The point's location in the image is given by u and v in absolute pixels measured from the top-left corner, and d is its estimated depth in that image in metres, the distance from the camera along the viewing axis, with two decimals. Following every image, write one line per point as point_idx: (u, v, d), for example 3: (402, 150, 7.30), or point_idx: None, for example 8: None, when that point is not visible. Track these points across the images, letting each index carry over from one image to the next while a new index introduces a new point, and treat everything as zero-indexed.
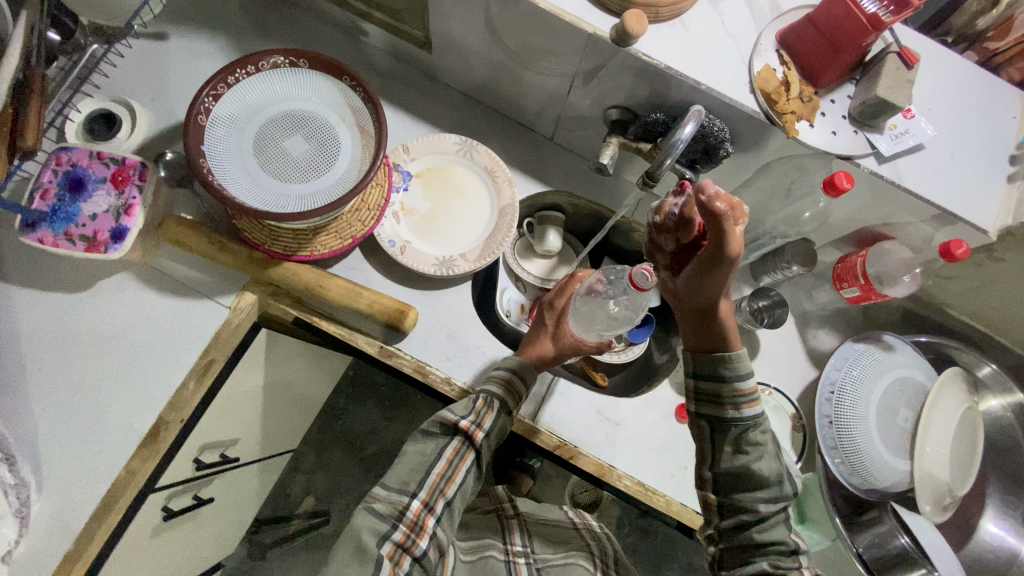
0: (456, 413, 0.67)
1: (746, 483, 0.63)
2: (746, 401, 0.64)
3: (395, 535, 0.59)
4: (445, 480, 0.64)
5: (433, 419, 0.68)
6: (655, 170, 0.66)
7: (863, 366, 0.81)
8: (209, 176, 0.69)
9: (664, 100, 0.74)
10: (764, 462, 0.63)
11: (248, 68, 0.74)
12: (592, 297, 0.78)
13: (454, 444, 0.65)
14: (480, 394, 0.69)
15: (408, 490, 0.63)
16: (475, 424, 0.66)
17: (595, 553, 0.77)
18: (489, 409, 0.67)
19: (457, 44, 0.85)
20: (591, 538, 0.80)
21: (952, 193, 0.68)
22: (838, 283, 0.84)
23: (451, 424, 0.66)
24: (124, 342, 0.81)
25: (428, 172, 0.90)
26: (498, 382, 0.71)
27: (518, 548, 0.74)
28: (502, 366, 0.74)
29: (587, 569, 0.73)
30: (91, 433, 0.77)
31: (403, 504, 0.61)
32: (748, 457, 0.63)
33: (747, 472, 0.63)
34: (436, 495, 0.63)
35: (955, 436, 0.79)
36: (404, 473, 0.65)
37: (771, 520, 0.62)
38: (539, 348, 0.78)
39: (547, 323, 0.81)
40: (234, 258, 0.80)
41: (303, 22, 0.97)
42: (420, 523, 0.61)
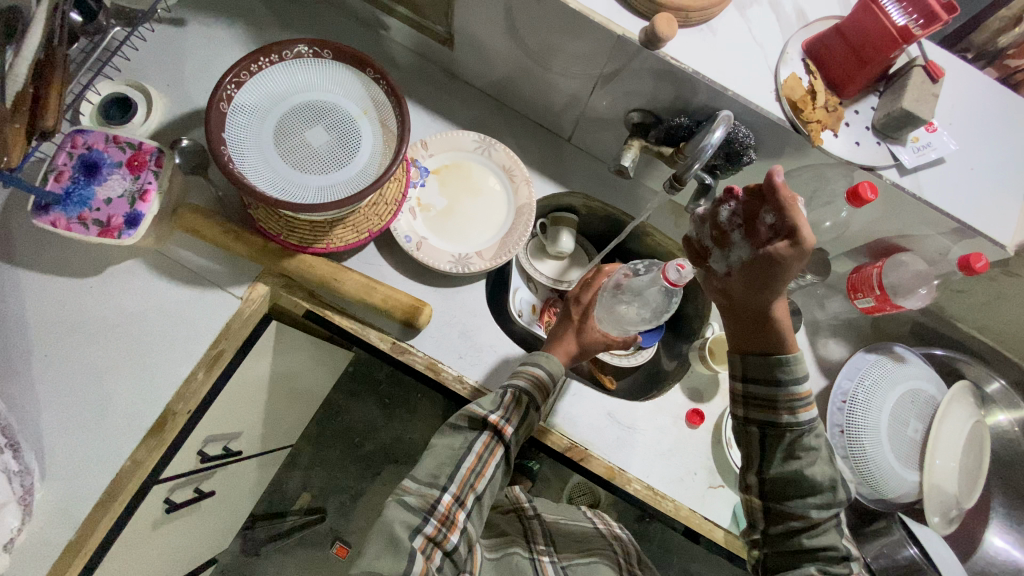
0: (484, 407, 0.66)
1: (800, 490, 0.61)
2: (802, 405, 0.62)
3: (427, 529, 0.59)
4: (475, 474, 0.63)
5: (460, 414, 0.67)
6: (681, 174, 0.67)
7: (876, 377, 0.81)
8: (229, 164, 0.68)
9: (688, 104, 0.74)
10: (818, 468, 0.61)
11: (271, 57, 0.74)
12: (619, 294, 0.78)
13: (483, 439, 0.65)
14: (508, 388, 0.67)
15: (439, 484, 0.62)
16: (504, 419, 0.65)
17: (619, 555, 0.75)
18: (517, 403, 0.66)
19: (480, 42, 0.85)
20: (613, 542, 0.78)
21: (973, 207, 0.68)
22: (853, 292, 0.84)
23: (479, 418, 0.66)
24: (133, 329, 0.79)
25: (445, 169, 0.90)
26: (525, 375, 0.69)
27: (541, 547, 0.72)
28: (535, 363, 0.71)
29: (613, 568, 0.70)
30: (97, 421, 0.75)
31: (434, 498, 0.61)
32: (802, 462, 0.61)
33: (797, 478, 0.61)
34: (467, 489, 0.62)
35: (964, 450, 0.79)
36: (433, 466, 0.64)
37: (824, 527, 0.60)
38: (569, 346, 0.77)
39: (573, 318, 0.79)
40: (248, 248, 0.79)
41: (323, 13, 0.97)
42: (451, 517, 0.60)
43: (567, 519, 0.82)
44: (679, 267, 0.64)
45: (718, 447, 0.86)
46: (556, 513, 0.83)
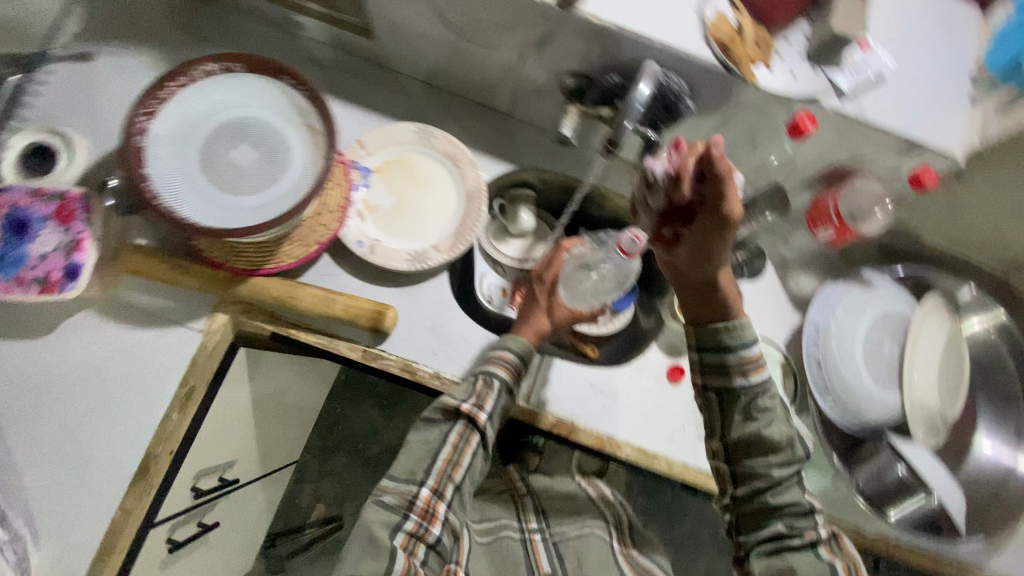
0: (457, 397, 0.65)
1: (758, 450, 0.62)
2: (753, 367, 0.63)
3: (407, 525, 0.59)
4: (453, 465, 0.63)
5: (434, 406, 0.66)
6: (616, 134, 0.64)
7: (846, 307, 0.81)
8: (156, 200, 0.66)
9: (618, 60, 0.72)
10: (774, 429, 0.62)
11: (181, 81, 0.71)
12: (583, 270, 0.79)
13: (457, 429, 0.64)
14: (480, 375, 0.66)
15: (416, 479, 0.62)
16: (477, 407, 0.64)
17: (610, 524, 0.77)
18: (490, 389, 0.65)
19: (399, 26, 0.81)
20: (605, 511, 0.79)
21: (917, 121, 0.67)
22: (813, 226, 0.83)
23: (452, 408, 0.65)
24: (98, 381, 0.78)
25: (388, 165, 0.87)
26: (498, 363, 0.68)
27: (533, 525, 0.73)
28: (504, 347, 0.70)
29: (603, 539, 0.72)
30: (80, 477, 0.75)
31: (412, 494, 0.61)
32: (758, 423, 0.62)
33: (756, 437, 0.62)
34: (444, 481, 0.62)
35: (940, 363, 0.81)
36: (410, 462, 0.64)
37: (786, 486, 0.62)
38: (539, 327, 0.75)
39: (540, 299, 0.77)
40: (198, 280, 0.77)
41: (236, 23, 0.93)
42: (431, 510, 0.61)
43: (560, 492, 0.83)
44: (633, 236, 0.65)
45: None
46: (548, 484, 0.84)
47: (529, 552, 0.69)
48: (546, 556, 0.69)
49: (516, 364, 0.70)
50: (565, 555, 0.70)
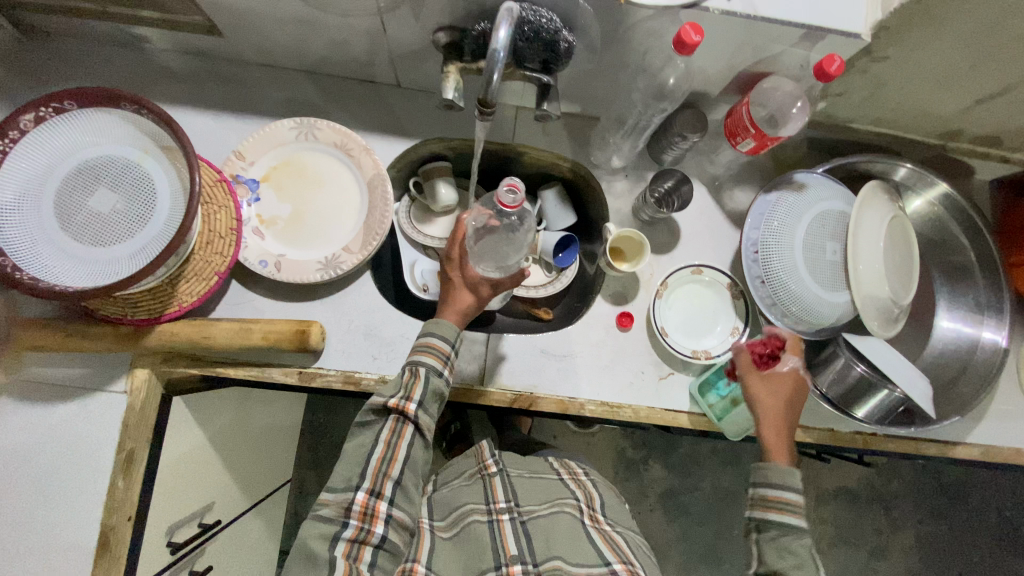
0: (385, 394, 0.65)
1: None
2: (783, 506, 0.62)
3: (348, 532, 0.61)
4: (387, 462, 0.63)
5: (364, 408, 0.66)
6: (486, 92, 0.56)
7: (781, 215, 0.77)
8: (15, 273, 0.59)
9: (484, 5, 0.65)
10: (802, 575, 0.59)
11: (10, 135, 0.63)
12: (490, 231, 0.68)
13: (388, 425, 0.64)
14: (405, 366, 0.66)
15: (353, 485, 0.63)
16: (405, 398, 0.64)
17: (582, 498, 0.76)
18: (416, 379, 0.65)
19: (244, 15, 0.73)
20: (577, 487, 0.79)
21: (813, 5, 0.61)
22: (733, 139, 0.77)
23: (381, 406, 0.65)
24: (30, 468, 0.74)
25: (275, 172, 0.81)
26: (429, 351, 0.66)
27: (502, 505, 0.73)
28: (427, 333, 0.67)
29: (574, 515, 0.72)
30: (40, 566, 0.72)
31: (349, 500, 0.62)
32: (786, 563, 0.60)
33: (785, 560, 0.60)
34: (381, 480, 0.63)
35: (886, 247, 0.76)
36: (346, 469, 0.64)
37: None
38: (463, 306, 0.70)
39: (455, 278, 0.70)
40: (101, 341, 0.72)
41: (73, 48, 0.83)
42: (371, 511, 0.62)
43: (533, 472, 0.81)
44: (512, 188, 0.57)
45: (657, 339, 0.84)
46: (520, 466, 0.83)
47: (496, 536, 0.70)
48: (514, 538, 0.70)
49: (450, 350, 0.68)
50: (534, 534, 0.71)
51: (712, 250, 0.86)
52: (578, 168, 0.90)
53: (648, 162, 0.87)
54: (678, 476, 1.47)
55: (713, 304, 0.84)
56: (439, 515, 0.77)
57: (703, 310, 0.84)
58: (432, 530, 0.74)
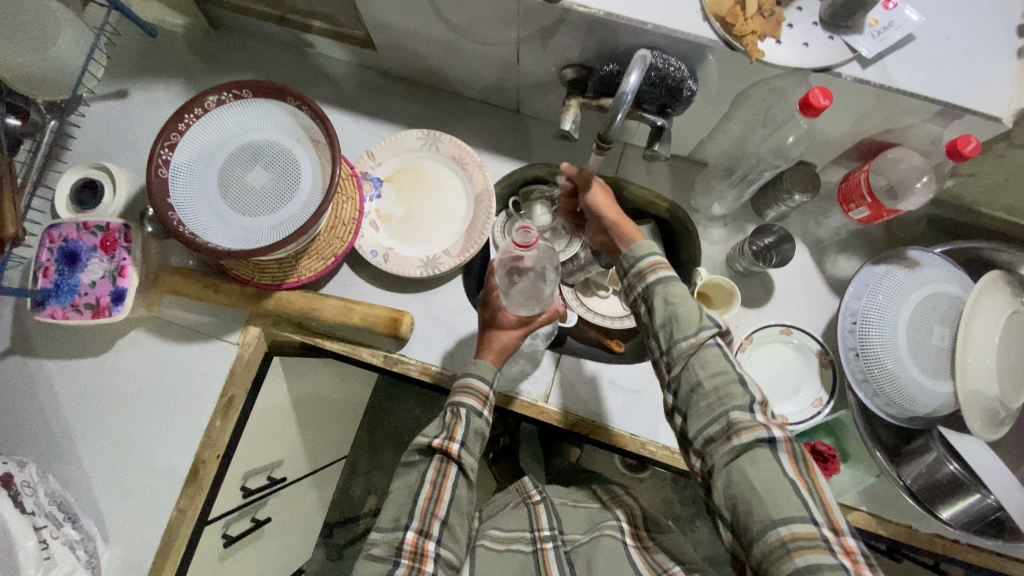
0: (429, 435, 0.68)
1: (705, 420, 0.56)
2: (661, 269, 0.62)
3: (399, 570, 0.61)
4: (434, 502, 0.64)
5: (410, 449, 0.68)
6: (608, 129, 0.60)
7: (887, 291, 0.74)
8: (180, 227, 0.69)
9: (615, 48, 0.69)
10: (724, 395, 0.56)
11: (195, 112, 0.74)
12: (519, 272, 0.72)
13: (434, 465, 0.65)
14: (447, 408, 0.69)
15: (401, 524, 0.64)
16: (448, 439, 0.66)
17: (624, 521, 0.75)
18: (457, 420, 0.67)
19: (398, 34, 0.82)
20: (619, 510, 0.78)
21: (955, 83, 0.60)
22: (845, 205, 0.76)
23: (426, 446, 0.67)
24: (150, 394, 0.85)
25: (398, 174, 0.89)
26: (468, 392, 0.69)
27: (545, 533, 0.75)
28: (467, 373, 0.70)
29: (616, 537, 0.71)
30: (140, 481, 0.83)
31: (399, 540, 0.62)
32: (704, 391, 0.57)
33: (707, 386, 0.56)
34: (429, 519, 0.63)
35: (1000, 346, 0.70)
36: (394, 510, 0.65)
37: (752, 454, 0.53)
38: (501, 344, 0.72)
39: (489, 320, 0.74)
40: (229, 296, 0.82)
41: (250, 46, 0.96)
42: (420, 550, 0.62)
43: (575, 501, 0.82)
44: (525, 229, 0.64)
45: None
46: (564, 495, 0.84)
47: (541, 564, 0.71)
48: (556, 563, 0.70)
49: (486, 390, 0.70)
50: (576, 560, 0.70)
51: (804, 313, 0.84)
52: (675, 210, 0.91)
53: (749, 215, 0.87)
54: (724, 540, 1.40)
55: (798, 369, 0.81)
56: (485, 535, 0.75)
57: (787, 373, 0.81)
58: (478, 543, 0.73)
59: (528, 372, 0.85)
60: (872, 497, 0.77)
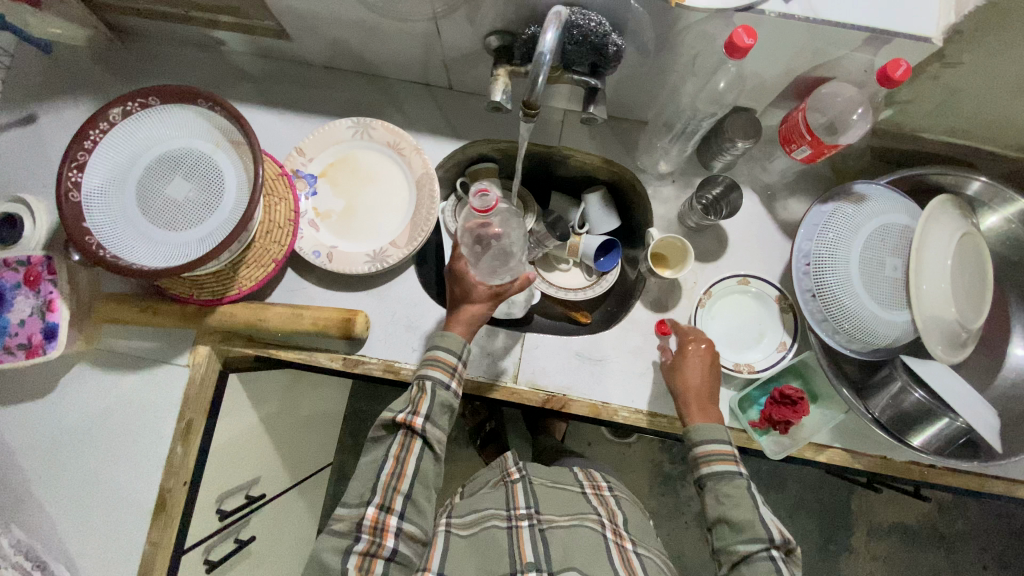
0: (394, 409, 0.66)
1: (727, 529, 0.66)
2: (717, 458, 0.68)
3: (360, 545, 0.61)
4: (397, 476, 0.63)
5: (376, 424, 0.68)
6: (530, 95, 0.57)
7: (837, 227, 0.74)
8: (99, 251, 0.65)
9: (534, 9, 0.66)
10: (740, 511, 0.65)
11: (101, 127, 0.69)
12: (487, 240, 0.68)
13: (398, 439, 0.65)
14: (414, 382, 0.67)
15: (364, 501, 0.63)
16: (412, 413, 0.64)
17: (604, 515, 0.74)
18: (423, 394, 0.66)
19: (310, 20, 0.77)
20: (600, 504, 0.77)
21: (878, 8, 0.58)
22: (787, 145, 0.74)
23: (391, 421, 0.66)
24: (104, 429, 0.82)
25: (332, 168, 0.85)
26: (435, 364, 0.67)
27: (522, 512, 0.73)
28: (433, 346, 0.69)
29: (595, 530, 0.70)
30: (107, 519, 0.80)
31: (360, 515, 0.62)
32: (725, 506, 0.66)
33: (725, 510, 0.66)
34: (390, 494, 0.62)
35: (954, 267, 0.70)
36: (360, 486, 0.65)
37: (757, 566, 0.62)
38: (471, 316, 0.70)
39: (457, 293, 0.71)
40: (170, 317, 0.78)
41: (161, 52, 0.91)
42: (380, 526, 0.61)
43: (556, 481, 0.80)
44: (484, 194, 0.62)
45: None
46: (544, 473, 0.81)
47: (514, 541, 0.69)
48: (532, 545, 0.69)
49: (456, 363, 0.68)
50: (552, 542, 0.69)
51: (761, 260, 0.84)
52: (624, 173, 0.89)
53: (698, 168, 0.86)
54: None
55: (760, 317, 0.81)
56: (457, 520, 0.75)
57: (748, 322, 0.81)
58: (449, 531, 0.73)
59: (494, 354, 0.83)
60: (845, 433, 0.78)
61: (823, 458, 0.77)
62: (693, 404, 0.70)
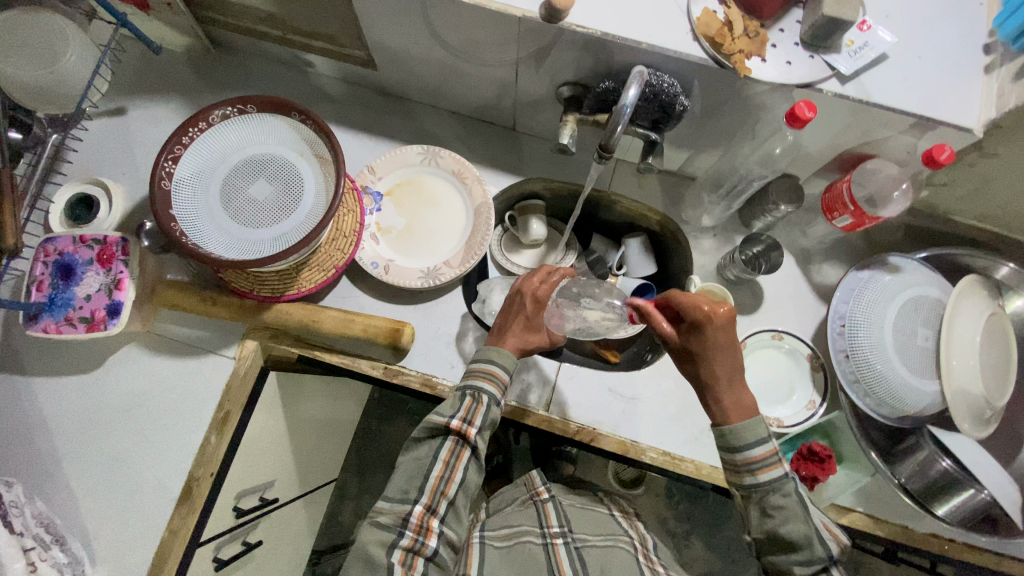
0: (445, 414, 0.66)
1: (778, 546, 0.60)
2: (763, 463, 0.61)
3: (403, 541, 0.61)
4: (445, 481, 0.64)
5: (422, 425, 0.67)
6: (608, 141, 0.62)
7: (871, 294, 0.78)
8: (183, 239, 0.70)
9: (610, 67, 0.72)
10: (792, 525, 0.59)
11: (200, 126, 0.75)
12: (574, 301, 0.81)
13: (448, 445, 0.65)
14: (467, 390, 0.67)
15: (410, 498, 0.63)
16: (467, 422, 0.65)
17: (636, 538, 0.77)
18: (479, 405, 0.66)
19: (399, 54, 0.85)
20: (629, 527, 0.79)
21: (927, 98, 0.64)
22: (829, 213, 0.79)
23: (441, 426, 0.65)
24: (143, 411, 0.83)
25: (398, 188, 0.91)
26: (490, 378, 0.67)
27: (555, 530, 0.74)
28: (489, 360, 0.69)
29: (629, 550, 0.72)
30: (130, 502, 0.80)
31: (406, 512, 0.62)
32: (775, 522, 0.60)
33: (775, 528, 0.60)
34: (438, 497, 0.63)
35: (983, 344, 0.73)
36: (403, 481, 0.65)
37: None
38: (527, 342, 0.71)
39: (531, 319, 0.71)
40: (227, 309, 0.82)
41: (252, 66, 0.98)
42: (425, 525, 0.62)
43: (584, 504, 0.82)
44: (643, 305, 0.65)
45: None
46: (572, 496, 0.84)
47: (552, 557, 0.70)
48: (569, 561, 0.69)
49: (507, 380, 0.69)
50: (588, 559, 0.70)
51: (793, 318, 0.87)
52: (666, 222, 0.95)
53: (738, 225, 0.91)
54: (721, 556, 1.40)
55: (790, 373, 0.84)
56: (492, 533, 0.76)
57: (779, 377, 0.84)
58: (484, 542, 0.73)
59: (530, 381, 0.86)
60: (868, 497, 0.79)
61: (845, 520, 0.78)
62: (732, 404, 0.62)
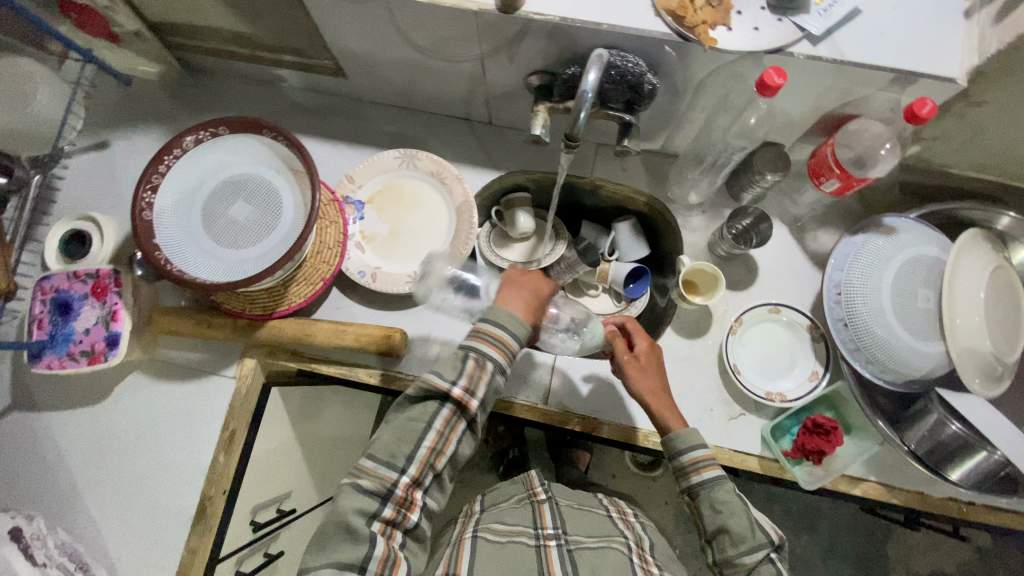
0: (447, 379, 0.63)
1: (727, 541, 0.62)
2: (705, 463, 0.66)
3: (385, 512, 0.61)
4: (437, 453, 0.63)
5: (419, 383, 0.64)
6: (574, 128, 0.61)
7: (867, 258, 0.76)
8: (168, 266, 0.71)
9: (574, 51, 0.71)
10: (739, 519, 0.62)
11: (174, 153, 0.76)
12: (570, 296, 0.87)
13: (444, 414, 0.63)
14: (468, 354, 0.64)
15: (397, 465, 0.62)
16: (469, 394, 0.63)
17: (631, 539, 0.76)
18: (481, 373, 0.64)
19: (365, 60, 0.84)
20: (626, 527, 0.79)
21: (904, 50, 0.62)
22: (817, 179, 0.77)
23: (441, 390, 0.64)
24: (153, 436, 0.85)
25: (379, 195, 0.91)
26: (495, 345, 0.65)
27: (549, 531, 0.74)
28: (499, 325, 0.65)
29: (624, 551, 0.72)
30: (149, 524, 0.82)
31: (393, 482, 0.61)
32: (723, 515, 0.63)
33: (721, 518, 0.62)
34: (425, 470, 0.63)
35: (988, 300, 0.70)
36: (392, 443, 0.63)
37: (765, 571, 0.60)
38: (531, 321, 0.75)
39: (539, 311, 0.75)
40: (221, 330, 0.83)
41: (226, 87, 0.99)
42: (408, 498, 0.62)
43: (580, 505, 0.83)
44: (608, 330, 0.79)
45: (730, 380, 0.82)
46: (570, 497, 0.85)
47: (541, 558, 0.70)
48: (560, 562, 0.69)
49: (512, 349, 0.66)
50: (579, 561, 0.70)
51: (790, 289, 0.85)
52: (654, 204, 0.91)
53: (726, 200, 0.89)
54: None
55: (790, 345, 0.83)
56: (485, 529, 0.76)
57: (779, 351, 0.82)
58: (477, 539, 0.73)
59: (529, 377, 0.85)
60: (880, 466, 0.77)
61: (858, 491, 0.77)
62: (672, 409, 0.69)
